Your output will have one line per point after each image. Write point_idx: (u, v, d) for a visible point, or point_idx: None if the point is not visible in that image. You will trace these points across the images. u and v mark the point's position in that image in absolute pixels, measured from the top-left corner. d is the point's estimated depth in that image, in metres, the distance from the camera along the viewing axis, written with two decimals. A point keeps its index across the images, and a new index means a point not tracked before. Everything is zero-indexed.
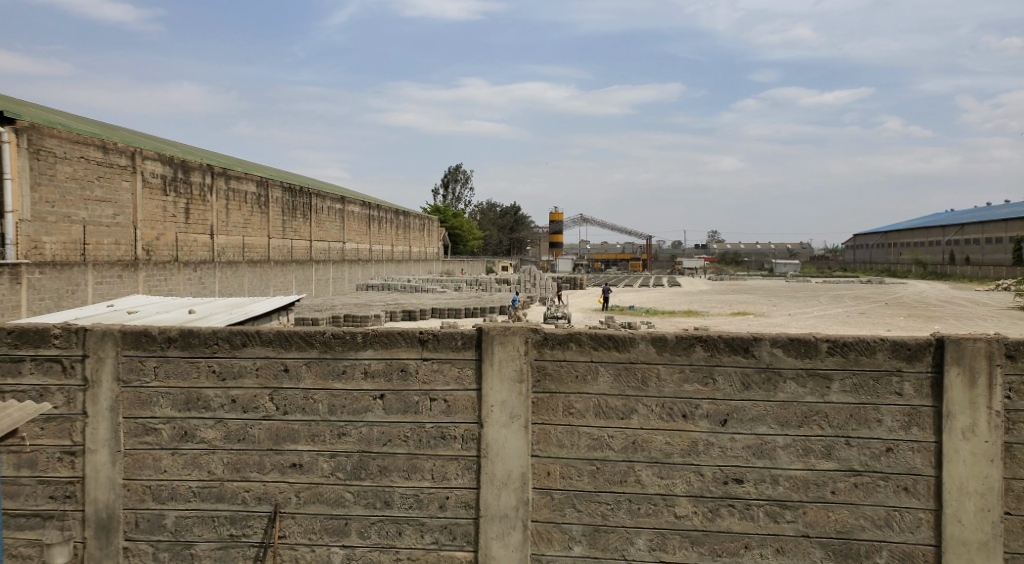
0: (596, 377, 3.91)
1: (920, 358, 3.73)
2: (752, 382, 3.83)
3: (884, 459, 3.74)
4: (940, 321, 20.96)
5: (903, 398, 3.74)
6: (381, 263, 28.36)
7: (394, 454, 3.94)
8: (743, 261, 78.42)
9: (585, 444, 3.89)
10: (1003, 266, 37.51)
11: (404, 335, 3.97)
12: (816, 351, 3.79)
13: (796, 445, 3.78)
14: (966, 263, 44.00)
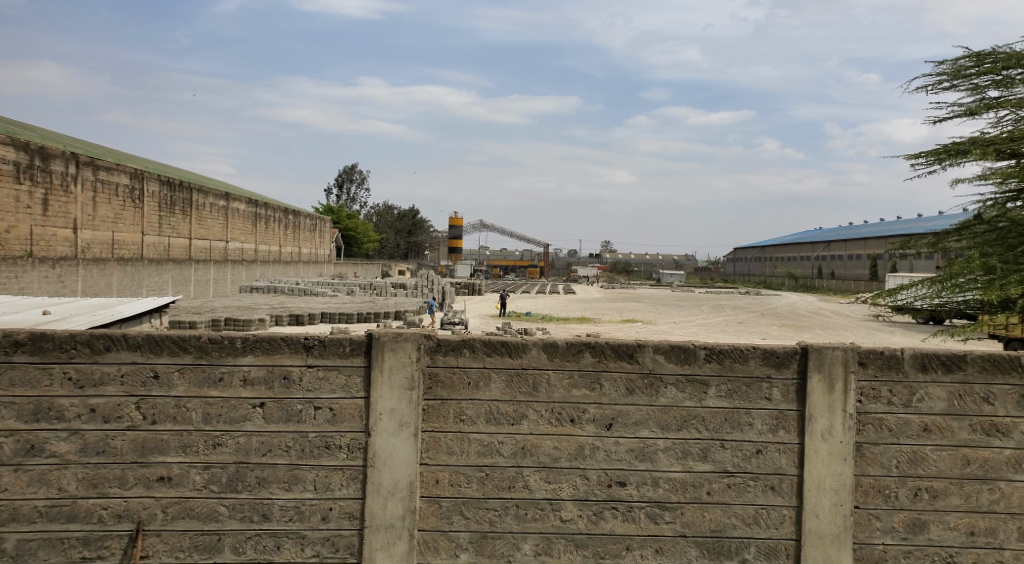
0: (487, 383, 3.90)
1: (787, 364, 3.95)
2: (635, 388, 3.93)
3: (755, 461, 3.93)
4: (809, 331, 22.43)
5: (772, 403, 3.94)
6: (267, 265, 27.37)
7: (274, 465, 3.77)
8: (634, 271, 81.04)
9: (475, 450, 3.87)
10: (863, 281, 40.54)
11: (288, 341, 3.82)
12: (695, 357, 3.94)
13: (675, 448, 3.91)
14: (832, 278, 47.30)
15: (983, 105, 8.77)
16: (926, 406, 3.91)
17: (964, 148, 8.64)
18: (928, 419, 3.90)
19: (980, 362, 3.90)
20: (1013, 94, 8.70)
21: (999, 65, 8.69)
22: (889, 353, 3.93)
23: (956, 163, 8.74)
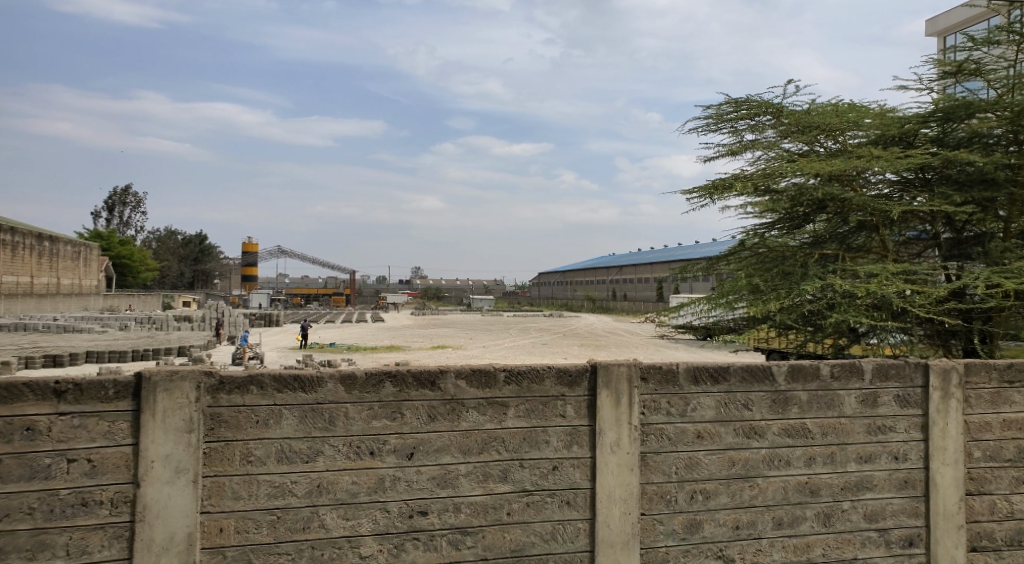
0: (279, 420, 3.68)
1: (579, 382, 4.14)
2: (437, 414, 3.91)
3: (551, 477, 4.06)
4: (606, 349, 23.99)
5: (566, 420, 4.10)
6: (17, 298, 24.07)
7: (13, 532, 3.29)
8: (441, 297, 81.95)
9: (265, 493, 3.62)
10: (652, 302, 44.22)
11: (32, 387, 3.35)
12: (495, 381, 4.00)
13: (477, 472, 3.94)
14: (625, 300, 51.11)
15: (742, 146, 9.98)
16: (698, 414, 4.28)
17: (728, 184, 9.75)
18: (700, 427, 4.28)
19: (741, 372, 4.35)
20: (764, 137, 10.03)
21: (752, 111, 9.94)
22: (667, 368, 4.27)
23: (723, 196, 9.84)
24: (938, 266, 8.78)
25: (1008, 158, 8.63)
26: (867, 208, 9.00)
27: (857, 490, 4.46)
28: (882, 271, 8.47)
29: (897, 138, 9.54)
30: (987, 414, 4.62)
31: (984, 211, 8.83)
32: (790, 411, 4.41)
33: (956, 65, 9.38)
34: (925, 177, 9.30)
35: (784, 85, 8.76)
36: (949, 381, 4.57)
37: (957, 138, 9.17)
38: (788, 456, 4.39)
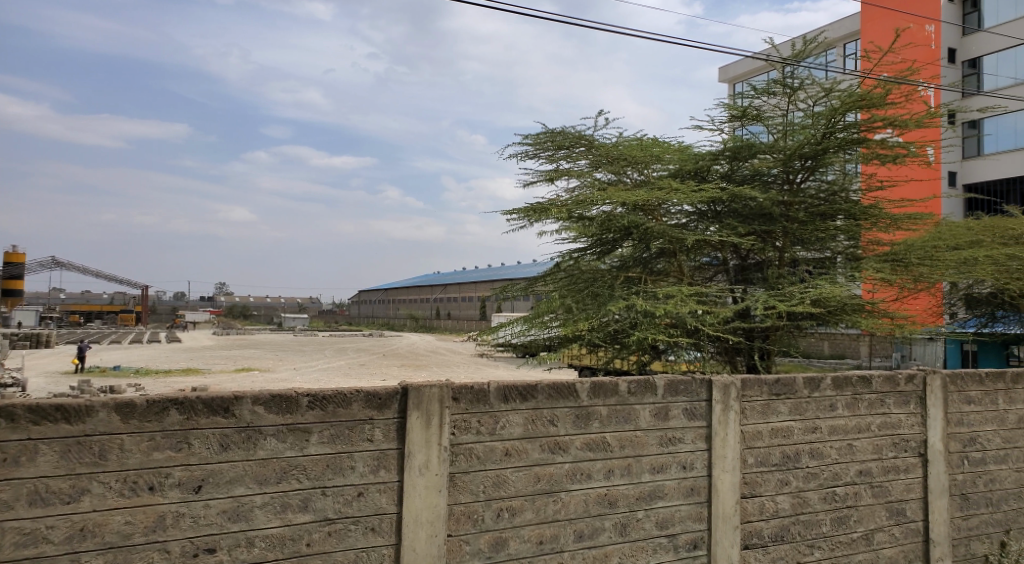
0: (34, 457, 3.24)
1: (389, 405, 4.03)
2: (230, 443, 3.61)
3: (356, 504, 3.91)
4: (426, 369, 23.93)
5: (373, 444, 3.98)
6: None
7: None
8: (251, 315, 77.48)
9: (11, 542, 3.17)
10: (475, 322, 44.87)
11: None
12: (297, 406, 3.78)
13: (273, 503, 3.68)
14: (447, 320, 51.45)
15: (558, 172, 10.45)
16: (507, 432, 4.34)
17: (545, 209, 10.06)
18: (508, 444, 4.34)
19: (547, 390, 4.48)
20: (577, 165, 10.55)
21: (567, 142, 10.42)
22: (478, 387, 4.28)
23: (540, 220, 10.14)
24: (726, 290, 9.84)
25: (781, 196, 9.94)
26: (666, 236, 9.74)
27: (650, 499, 4.74)
28: (677, 293, 9.17)
29: (693, 173, 10.43)
30: (759, 423, 5.12)
31: (763, 242, 10.06)
32: (592, 425, 4.61)
33: (742, 109, 10.28)
34: (716, 210, 10.29)
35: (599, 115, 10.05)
36: (729, 395, 5.01)
37: (741, 175, 10.34)
38: (589, 470, 4.57)
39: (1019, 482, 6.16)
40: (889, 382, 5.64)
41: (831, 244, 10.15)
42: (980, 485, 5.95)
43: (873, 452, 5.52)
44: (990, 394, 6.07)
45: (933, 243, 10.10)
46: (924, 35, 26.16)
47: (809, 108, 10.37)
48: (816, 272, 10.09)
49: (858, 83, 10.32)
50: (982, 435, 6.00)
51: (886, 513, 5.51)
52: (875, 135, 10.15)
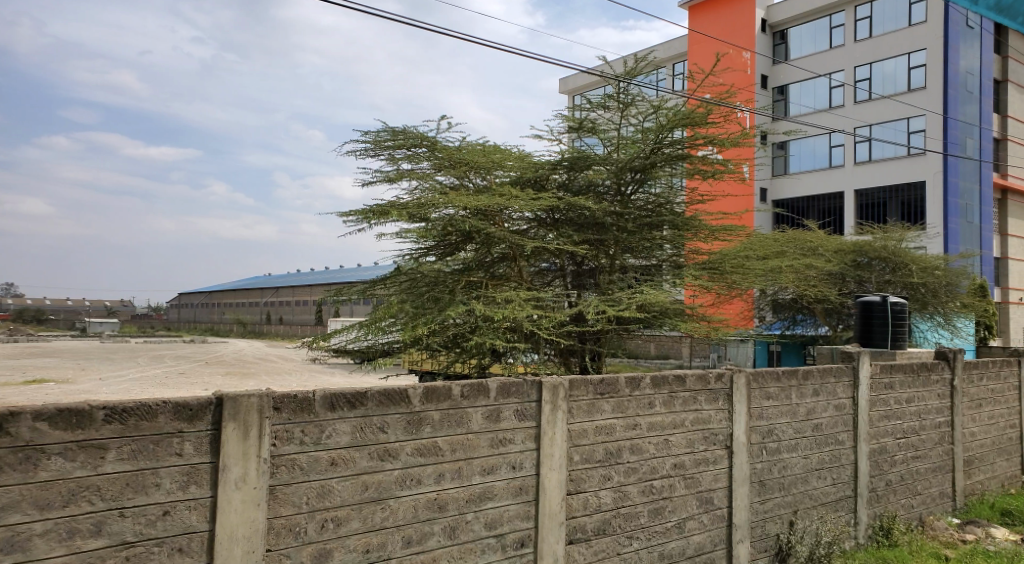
0: None
1: (200, 417, 3.65)
2: (3, 465, 3.11)
3: (160, 524, 3.49)
4: (252, 378, 22.70)
5: (183, 458, 3.58)
6: None
7: None
8: (50, 319, 69.69)
9: None
10: (309, 327, 43.28)
11: None
12: (90, 421, 3.34)
13: (58, 530, 3.21)
14: (279, 325, 49.24)
15: (399, 174, 10.31)
16: (333, 440, 4.11)
17: (384, 210, 9.83)
18: (334, 453, 4.11)
19: (378, 397, 4.32)
20: (419, 167, 10.47)
21: (409, 142, 10.29)
22: (302, 395, 4.01)
23: (379, 220, 9.92)
24: (562, 294, 10.27)
25: (613, 206, 10.47)
26: (506, 240, 9.90)
27: (480, 501, 4.73)
28: (516, 297, 9.37)
29: (533, 180, 10.64)
30: (585, 422, 5.33)
31: (597, 249, 10.52)
32: (424, 430, 4.52)
33: (578, 122, 10.81)
34: (553, 217, 10.53)
35: (438, 119, 10.03)
36: (557, 396, 5.17)
37: (577, 185, 10.72)
38: (419, 475, 4.46)
39: (806, 467, 6.88)
40: (701, 381, 6.08)
41: (656, 252, 10.88)
42: (776, 472, 6.58)
43: (686, 445, 5.93)
44: (785, 389, 6.74)
45: (744, 253, 11.19)
46: (741, 62, 28.68)
47: (638, 124, 10.94)
48: (642, 278, 10.79)
49: (682, 103, 11.04)
50: (778, 426, 6.64)
51: (696, 501, 5.94)
52: (697, 152, 11.00)
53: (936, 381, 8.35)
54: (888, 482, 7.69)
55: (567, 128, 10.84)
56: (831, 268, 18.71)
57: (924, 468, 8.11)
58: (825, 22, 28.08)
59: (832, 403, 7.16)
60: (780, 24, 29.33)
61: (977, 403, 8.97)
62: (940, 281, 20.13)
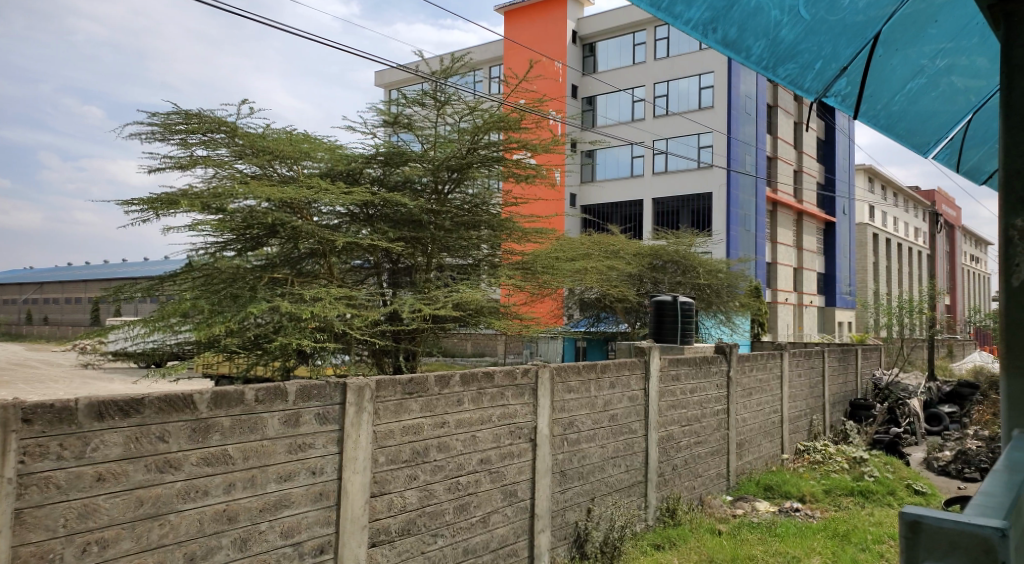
0: None
1: None
2: None
3: None
4: (8, 386, 19.86)
5: None
6: None
7: None
8: None
9: None
10: (84, 327, 38.80)
11: None
12: None
13: None
14: (48, 325, 43.68)
15: (192, 160, 9.54)
16: (100, 454, 3.55)
17: (174, 199, 9.05)
18: (102, 468, 3.55)
19: (157, 403, 3.79)
20: (217, 154, 9.76)
21: (203, 126, 9.48)
22: (61, 405, 3.44)
23: (168, 211, 9.11)
24: (377, 293, 9.99)
25: (430, 204, 10.36)
26: (314, 236, 9.46)
27: (275, 509, 4.32)
28: (325, 295, 9.01)
29: (344, 173, 10.23)
30: (392, 422, 5.14)
31: (413, 247, 10.37)
32: (211, 438, 4.03)
33: (393, 116, 10.61)
34: (367, 212, 10.20)
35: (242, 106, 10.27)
36: (363, 397, 4.89)
37: (393, 181, 10.47)
38: (205, 486, 3.97)
39: (603, 456, 7.25)
40: (509, 377, 6.19)
41: (473, 252, 10.98)
42: (575, 462, 6.88)
43: (492, 440, 6.00)
44: (585, 382, 7.07)
45: (554, 254, 11.61)
46: (553, 71, 29.83)
47: (453, 124, 10.96)
48: (457, 277, 10.84)
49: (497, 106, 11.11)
50: (578, 418, 6.96)
51: (500, 495, 6.03)
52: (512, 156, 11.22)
53: (715, 372, 9.18)
54: (673, 466, 8.33)
55: (382, 123, 10.61)
56: (630, 271, 20.09)
57: (704, 452, 8.88)
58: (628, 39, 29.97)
59: (626, 395, 7.63)
60: (588, 36, 30.85)
61: (747, 391, 10.00)
62: (721, 282, 22.32)
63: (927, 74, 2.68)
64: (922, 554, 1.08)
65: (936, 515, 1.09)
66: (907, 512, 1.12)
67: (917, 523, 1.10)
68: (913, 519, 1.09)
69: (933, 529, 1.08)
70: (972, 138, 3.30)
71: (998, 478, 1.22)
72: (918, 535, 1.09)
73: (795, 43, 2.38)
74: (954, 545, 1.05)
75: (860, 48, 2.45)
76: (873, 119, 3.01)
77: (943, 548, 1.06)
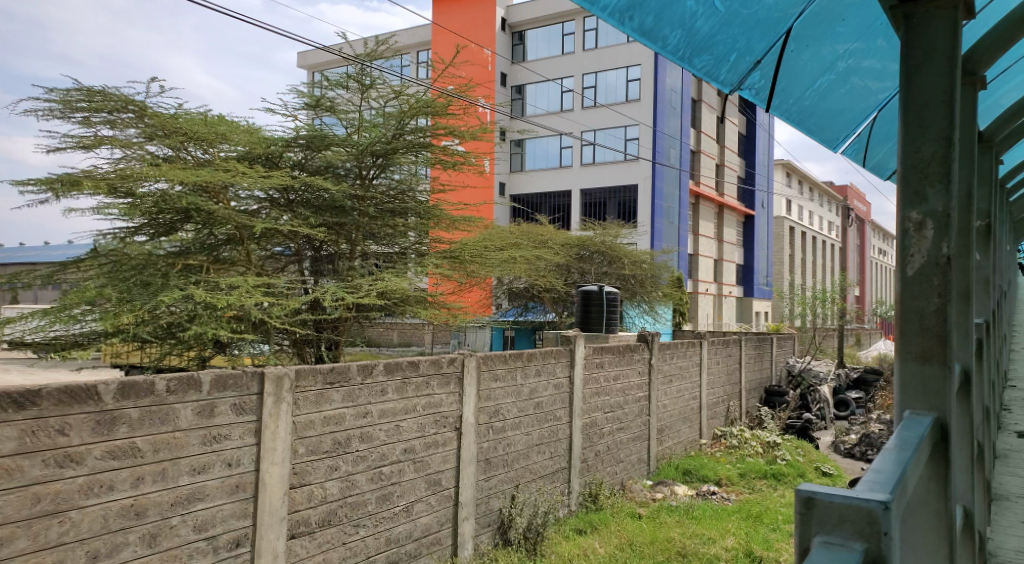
0: None
1: None
2: None
3: None
4: None
5: None
6: None
7: None
8: None
9: None
10: None
11: None
12: None
13: None
14: None
15: (96, 140, 9.05)
16: None
17: (76, 180, 8.59)
18: None
19: (56, 395, 3.60)
20: (123, 133, 9.28)
21: (108, 104, 9.02)
22: None
23: (71, 193, 8.64)
24: (298, 281, 9.75)
25: (354, 189, 10.12)
26: (231, 221, 9.14)
27: (187, 502, 4.17)
28: (242, 283, 8.73)
29: (263, 157, 9.91)
30: (312, 413, 5.03)
31: (336, 234, 10.16)
32: (117, 431, 3.84)
33: (315, 99, 10.33)
34: (288, 197, 9.93)
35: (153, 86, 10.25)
36: (281, 387, 4.76)
37: (314, 166, 10.21)
38: (110, 481, 3.78)
39: (528, 443, 7.31)
40: (434, 365, 6.15)
41: (400, 239, 10.86)
42: (500, 450, 6.91)
43: (416, 430, 5.95)
44: (511, 370, 7.10)
45: (484, 242, 11.59)
46: (482, 58, 29.69)
47: (378, 108, 10.79)
48: (383, 265, 10.71)
49: (425, 91, 11.05)
50: (504, 406, 6.99)
51: (424, 484, 5.99)
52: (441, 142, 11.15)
53: (637, 359, 9.38)
54: (596, 452, 8.48)
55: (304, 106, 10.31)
56: (558, 260, 20.26)
57: (626, 438, 9.08)
58: (557, 29, 30.10)
59: (552, 383, 7.71)
60: (518, 25, 30.81)
61: (668, 378, 10.26)
62: (645, 273, 22.84)
63: (836, 72, 2.80)
64: (814, 528, 1.08)
65: (828, 492, 1.09)
66: (800, 490, 1.11)
67: (811, 499, 1.08)
68: (807, 496, 1.07)
69: (826, 505, 1.07)
70: (878, 134, 3.50)
71: (888, 455, 1.29)
72: (811, 511, 1.08)
73: (712, 35, 2.40)
74: (844, 519, 1.06)
75: (773, 42, 2.50)
76: (785, 114, 3.09)
77: (833, 523, 1.07)
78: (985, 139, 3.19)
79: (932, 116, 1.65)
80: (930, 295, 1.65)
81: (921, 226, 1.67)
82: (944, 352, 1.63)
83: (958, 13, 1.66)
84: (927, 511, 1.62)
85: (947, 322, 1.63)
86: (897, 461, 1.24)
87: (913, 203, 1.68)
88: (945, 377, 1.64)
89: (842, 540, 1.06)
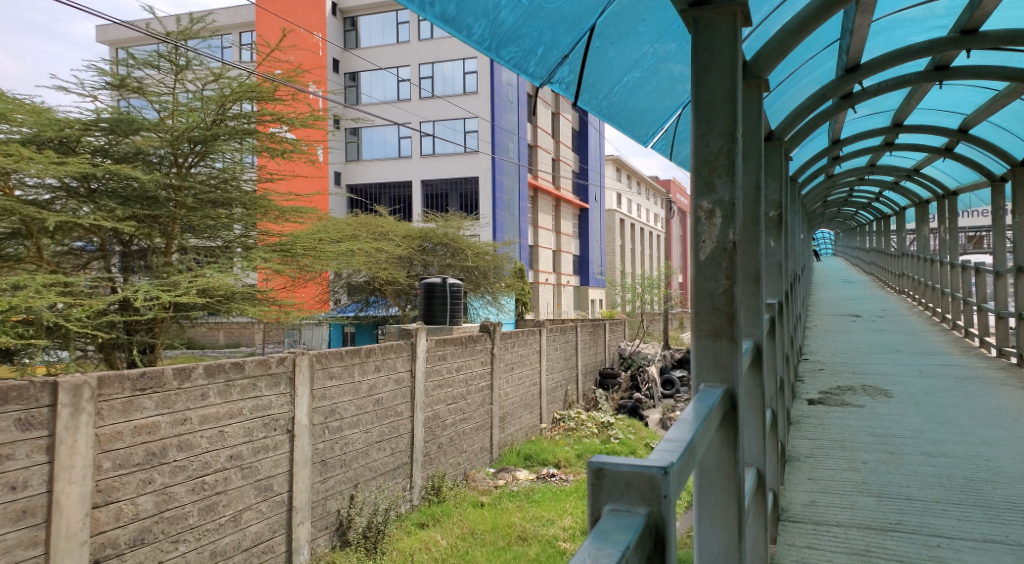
0: None
1: None
2: None
3: None
4: None
5: None
6: None
7: None
8: None
9: None
10: None
11: None
12: None
13: None
14: None
15: None
16: None
17: None
18: None
19: None
20: None
21: None
22: None
23: None
24: (103, 279, 8.87)
25: (168, 178, 9.30)
26: (15, 212, 8.10)
27: None
28: (29, 283, 7.78)
29: (56, 141, 8.89)
30: (119, 423, 4.55)
31: (149, 228, 9.31)
32: None
33: (120, 78, 9.44)
34: (89, 186, 8.98)
35: None
36: (80, 397, 4.26)
37: (121, 151, 9.27)
38: None
39: (368, 441, 7.12)
40: (261, 366, 5.79)
41: (222, 233, 10.17)
42: (337, 449, 6.67)
43: (243, 435, 5.58)
44: (348, 368, 6.87)
45: (317, 235, 11.11)
46: (312, 42, 28.52)
47: (195, 91, 9.98)
48: (204, 261, 9.97)
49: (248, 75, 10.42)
50: (340, 405, 6.74)
51: (253, 491, 5.64)
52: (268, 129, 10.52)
53: (479, 350, 9.43)
54: (439, 445, 8.43)
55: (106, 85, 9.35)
56: (399, 252, 20.00)
57: (468, 428, 9.10)
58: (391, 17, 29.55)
59: (392, 378, 7.56)
60: (349, 10, 29.87)
61: (509, 366, 10.42)
62: (488, 265, 23.06)
63: (642, 68, 2.91)
64: (603, 498, 1.05)
65: (618, 461, 1.06)
66: (593, 460, 1.08)
67: (602, 469, 1.06)
68: (597, 465, 1.05)
69: (613, 474, 1.05)
70: (682, 130, 3.73)
71: (681, 428, 1.30)
72: (601, 481, 1.05)
73: (517, 27, 2.32)
74: (630, 486, 1.04)
75: (578, 38, 2.51)
76: (598, 109, 3.16)
77: (620, 490, 1.04)
78: (773, 138, 3.49)
79: (720, 112, 1.74)
80: (719, 277, 1.74)
81: (711, 214, 1.74)
82: (732, 329, 1.71)
83: (737, 20, 1.76)
84: (719, 476, 1.67)
85: (733, 301, 1.72)
86: (689, 431, 1.26)
87: (704, 193, 1.75)
88: (733, 351, 1.72)
89: (628, 507, 1.04)
